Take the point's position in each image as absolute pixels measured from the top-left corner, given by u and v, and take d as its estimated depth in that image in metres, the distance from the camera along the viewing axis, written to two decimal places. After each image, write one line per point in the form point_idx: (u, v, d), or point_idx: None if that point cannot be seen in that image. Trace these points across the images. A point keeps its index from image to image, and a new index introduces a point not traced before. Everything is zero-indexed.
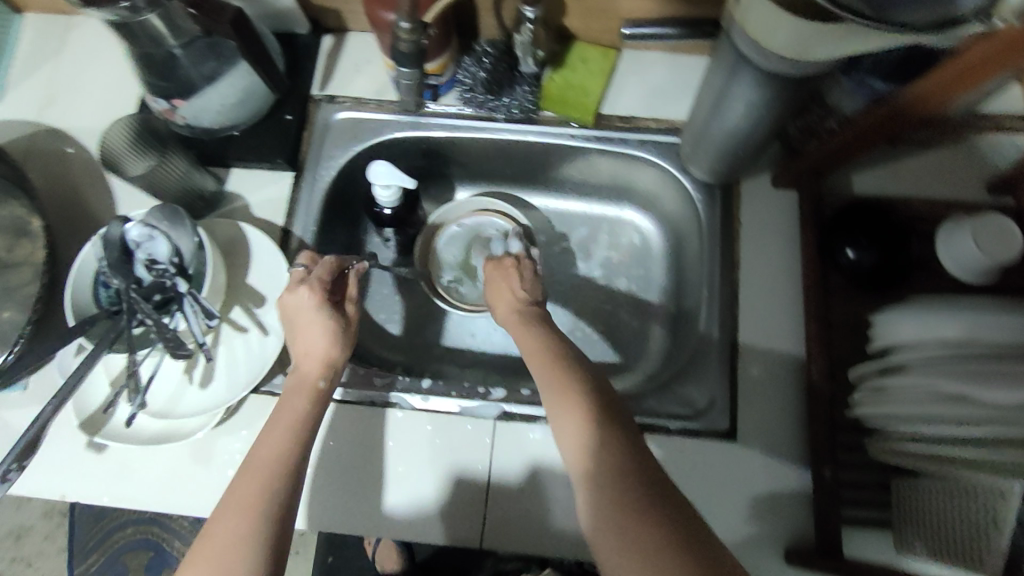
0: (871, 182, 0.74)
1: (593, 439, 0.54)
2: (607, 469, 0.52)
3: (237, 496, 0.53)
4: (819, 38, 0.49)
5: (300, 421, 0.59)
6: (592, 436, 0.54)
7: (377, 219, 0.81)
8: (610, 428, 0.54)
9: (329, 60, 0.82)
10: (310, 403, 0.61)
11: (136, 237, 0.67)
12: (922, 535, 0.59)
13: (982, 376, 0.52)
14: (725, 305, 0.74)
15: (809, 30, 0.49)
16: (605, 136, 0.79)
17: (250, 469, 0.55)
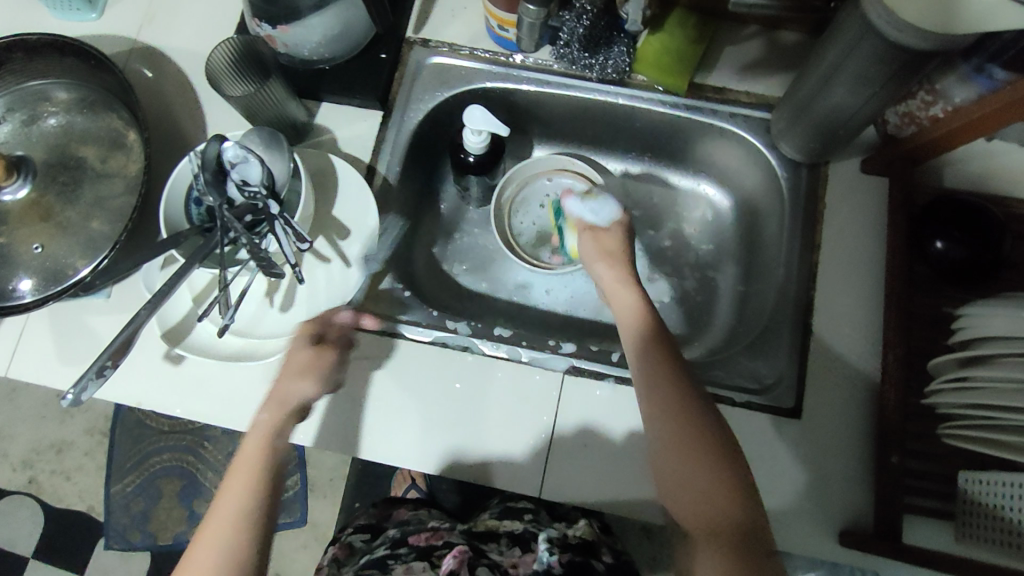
0: (963, 177, 0.73)
1: (679, 453, 0.57)
2: (691, 483, 0.56)
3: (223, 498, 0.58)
4: None
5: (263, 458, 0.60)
6: (677, 446, 0.57)
7: (459, 166, 0.80)
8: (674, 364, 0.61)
9: (427, 4, 0.82)
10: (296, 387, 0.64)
11: (232, 157, 0.67)
12: (988, 531, 0.59)
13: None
14: (802, 286, 0.73)
15: None
16: (695, 106, 0.78)
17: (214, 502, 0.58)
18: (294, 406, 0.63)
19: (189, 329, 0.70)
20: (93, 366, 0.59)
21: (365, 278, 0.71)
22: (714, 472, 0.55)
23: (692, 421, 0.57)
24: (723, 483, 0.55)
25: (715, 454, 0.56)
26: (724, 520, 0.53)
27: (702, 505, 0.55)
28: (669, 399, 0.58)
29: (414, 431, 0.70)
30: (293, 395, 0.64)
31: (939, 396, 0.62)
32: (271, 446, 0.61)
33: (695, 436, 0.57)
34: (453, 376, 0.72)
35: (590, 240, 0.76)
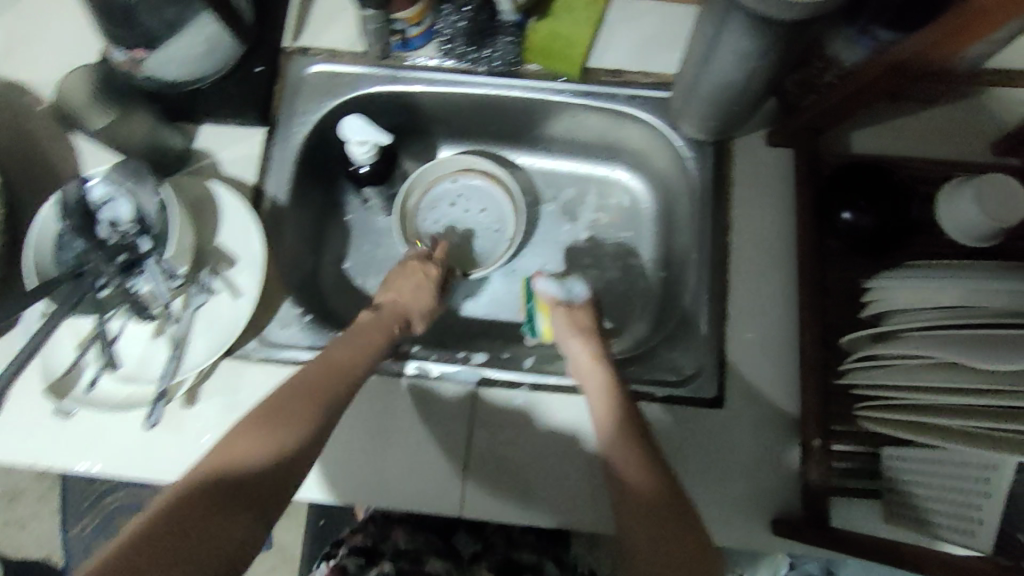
0: (867, 141, 0.71)
1: (623, 458, 0.54)
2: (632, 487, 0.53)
3: (241, 435, 0.49)
4: None
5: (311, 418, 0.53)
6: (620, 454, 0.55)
7: (354, 177, 0.77)
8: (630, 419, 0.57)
9: (302, 9, 0.78)
10: (357, 351, 0.60)
11: (99, 196, 0.65)
12: (919, 518, 0.56)
13: (973, 340, 0.49)
14: (716, 271, 0.71)
15: None
16: (593, 91, 0.75)
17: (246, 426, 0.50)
18: (338, 380, 0.57)
19: (76, 381, 0.67)
20: None
21: (256, 307, 0.68)
22: (654, 481, 0.52)
23: (631, 434, 0.56)
24: (660, 491, 0.52)
25: (645, 459, 0.54)
26: (662, 526, 0.50)
27: (642, 510, 0.51)
28: (615, 414, 0.57)
29: (327, 461, 0.67)
30: (347, 371, 0.58)
31: (852, 376, 0.60)
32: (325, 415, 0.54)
33: (635, 442, 0.55)
34: (363, 400, 0.69)
35: (564, 313, 0.69)
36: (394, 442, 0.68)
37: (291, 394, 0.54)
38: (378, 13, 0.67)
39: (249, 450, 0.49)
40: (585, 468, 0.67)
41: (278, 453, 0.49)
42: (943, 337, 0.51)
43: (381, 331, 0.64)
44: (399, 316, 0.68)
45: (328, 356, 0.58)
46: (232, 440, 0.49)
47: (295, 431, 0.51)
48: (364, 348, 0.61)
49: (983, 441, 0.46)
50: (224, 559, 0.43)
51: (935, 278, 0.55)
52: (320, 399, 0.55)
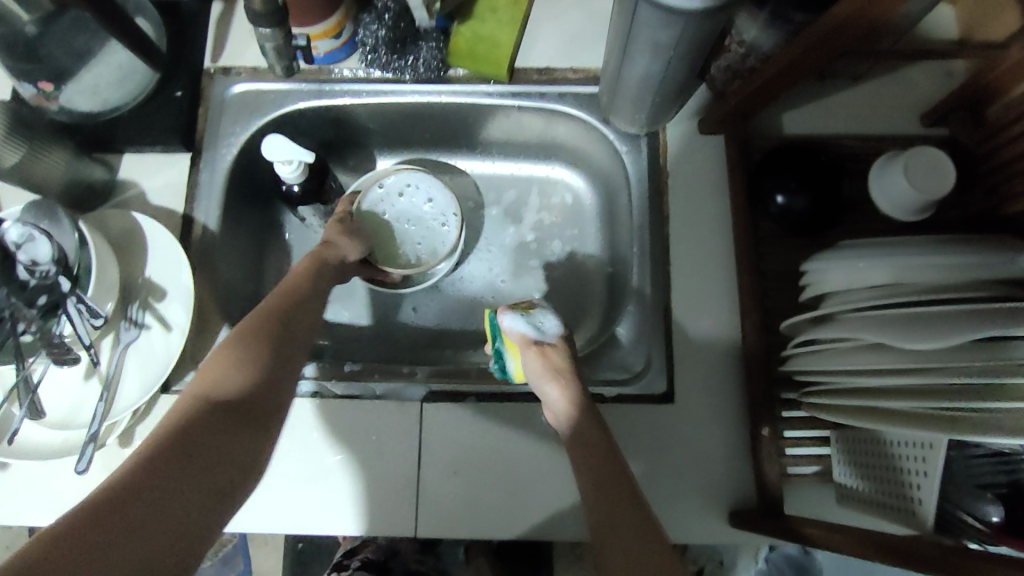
0: (799, 122, 0.71)
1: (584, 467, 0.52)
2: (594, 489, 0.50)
3: (234, 353, 0.50)
4: None
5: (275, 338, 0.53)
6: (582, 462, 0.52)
7: (287, 198, 0.75)
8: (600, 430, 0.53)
9: (219, 29, 0.76)
10: (312, 269, 0.60)
11: (16, 238, 0.62)
12: (865, 497, 0.57)
13: (905, 322, 0.48)
14: (656, 264, 0.70)
15: None
16: (522, 91, 0.74)
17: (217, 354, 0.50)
18: (308, 294, 0.57)
19: (6, 430, 0.64)
20: None
21: (189, 339, 0.66)
22: (616, 478, 0.50)
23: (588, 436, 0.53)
24: (622, 488, 0.49)
25: (606, 458, 0.51)
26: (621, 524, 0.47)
27: (605, 509, 0.49)
28: (575, 420, 0.55)
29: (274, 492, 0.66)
30: (308, 285, 0.58)
31: (793, 361, 0.60)
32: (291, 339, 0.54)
33: (597, 443, 0.52)
34: (308, 425, 0.67)
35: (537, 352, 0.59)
36: (341, 467, 0.66)
37: (262, 311, 0.54)
38: (275, 32, 0.65)
39: (238, 371, 0.49)
40: (538, 475, 0.66)
41: (265, 372, 0.50)
42: (875, 317, 0.51)
43: (323, 259, 0.63)
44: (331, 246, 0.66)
45: (288, 275, 0.59)
46: (222, 359, 0.50)
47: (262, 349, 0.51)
48: (316, 266, 0.61)
49: (922, 422, 0.46)
50: (230, 477, 0.44)
51: (866, 259, 0.54)
52: (289, 309, 0.55)
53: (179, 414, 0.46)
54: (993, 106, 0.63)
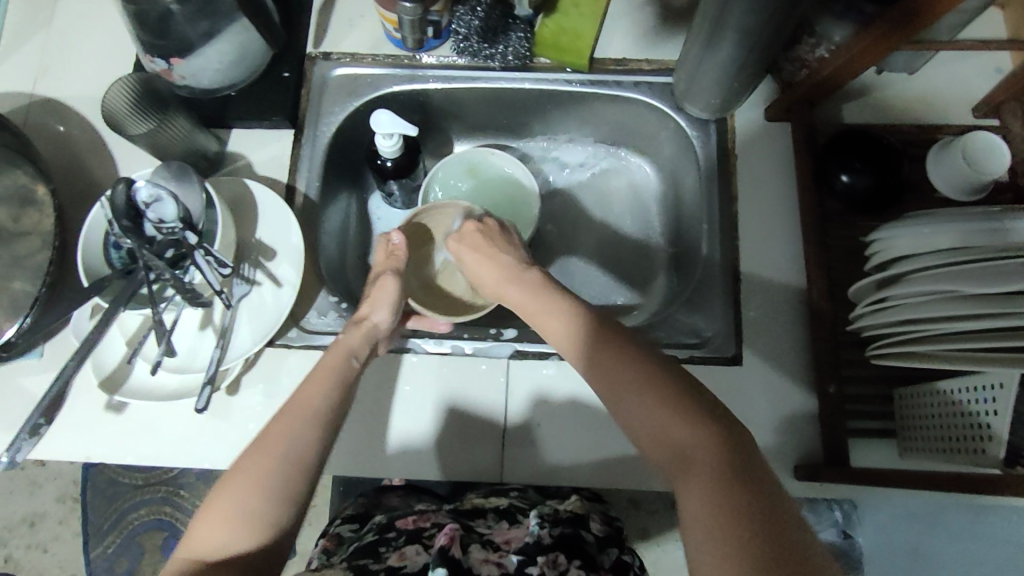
0: (856, 112, 0.77)
1: (676, 428, 0.50)
2: (685, 460, 0.49)
3: (230, 505, 0.53)
4: None
5: (268, 475, 0.54)
6: (664, 424, 0.50)
7: (379, 172, 0.81)
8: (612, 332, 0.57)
9: (322, 17, 0.82)
10: (325, 391, 0.60)
11: (146, 198, 0.67)
12: (923, 437, 0.62)
13: (984, 273, 0.53)
14: (726, 238, 0.75)
15: None
16: (600, 80, 0.80)
17: (216, 497, 0.53)
18: (314, 426, 0.57)
19: (127, 374, 0.70)
20: (26, 425, 0.58)
21: (298, 295, 0.71)
22: (710, 438, 0.49)
23: (672, 391, 0.51)
24: (720, 452, 0.48)
25: (699, 420, 0.50)
26: (724, 491, 0.46)
27: (699, 476, 0.47)
28: (650, 373, 0.53)
29: (370, 439, 0.71)
30: (317, 413, 0.58)
31: (862, 320, 0.65)
32: (291, 457, 0.55)
33: (683, 404, 0.51)
34: (403, 379, 0.73)
35: (480, 242, 0.70)
36: (430, 419, 0.72)
37: (262, 451, 0.55)
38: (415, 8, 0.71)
39: (231, 531, 0.52)
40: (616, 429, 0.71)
41: (255, 529, 0.52)
42: (947, 272, 0.56)
43: (341, 376, 0.61)
44: (348, 353, 0.64)
45: (298, 399, 0.58)
46: (217, 514, 0.52)
47: (254, 497, 0.53)
48: (333, 389, 0.60)
49: (993, 362, 0.51)
50: None
51: (931, 224, 0.60)
52: (284, 453, 0.55)
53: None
54: None
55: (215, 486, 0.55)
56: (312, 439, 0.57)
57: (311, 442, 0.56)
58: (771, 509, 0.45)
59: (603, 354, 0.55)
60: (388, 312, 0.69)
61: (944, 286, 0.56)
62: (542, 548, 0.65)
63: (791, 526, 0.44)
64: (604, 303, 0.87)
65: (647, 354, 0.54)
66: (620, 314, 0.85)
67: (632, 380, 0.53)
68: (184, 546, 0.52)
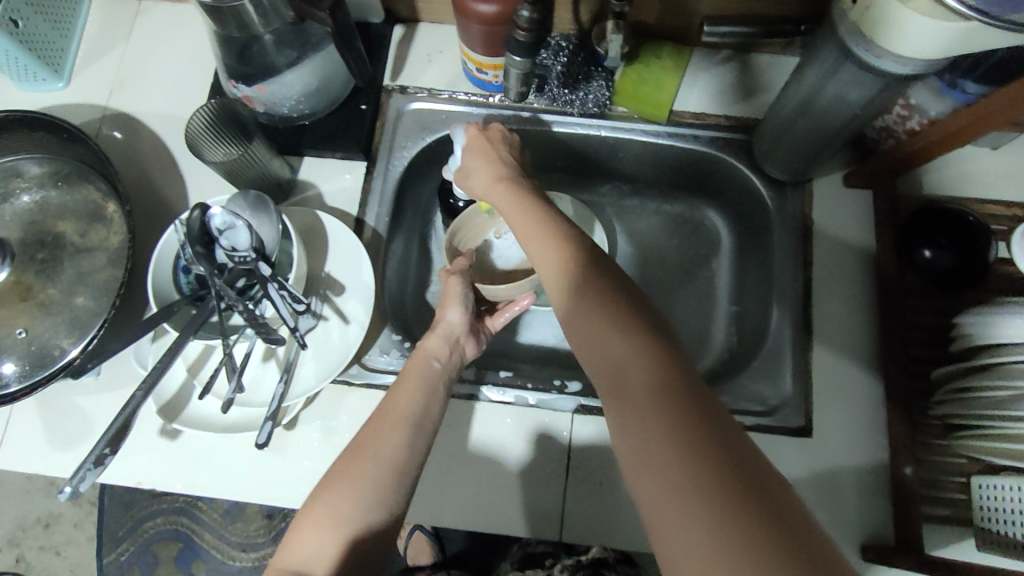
0: (938, 185, 0.76)
1: (611, 340, 0.50)
2: (619, 373, 0.48)
3: (329, 507, 0.53)
4: (925, 38, 0.49)
5: (365, 478, 0.55)
6: (612, 350, 0.49)
7: (449, 211, 0.81)
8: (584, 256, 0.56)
9: (401, 50, 0.82)
10: (413, 395, 0.61)
11: (220, 224, 0.66)
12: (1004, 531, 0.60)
13: None
14: (798, 303, 0.74)
15: (915, 26, 0.48)
16: (676, 133, 0.80)
17: (314, 505, 0.54)
18: (405, 429, 0.58)
19: (187, 402, 0.68)
20: (91, 455, 0.57)
21: (366, 333, 0.70)
22: (647, 351, 0.48)
23: (612, 305, 0.51)
24: (652, 363, 0.47)
25: (635, 335, 0.49)
26: (649, 396, 0.44)
27: (631, 390, 0.46)
28: (596, 296, 0.52)
29: (426, 483, 0.70)
30: (409, 420, 0.59)
31: (946, 407, 0.64)
32: (396, 455, 0.57)
33: (619, 317, 0.50)
34: (463, 425, 0.71)
35: (482, 150, 0.69)
36: (489, 469, 0.70)
37: (355, 456, 0.56)
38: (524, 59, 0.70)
39: (324, 535, 0.52)
40: None
41: (353, 532, 0.53)
42: None
43: (425, 381, 0.63)
44: (428, 357, 0.65)
45: (390, 407, 0.60)
46: (314, 518, 0.53)
47: (353, 499, 0.54)
48: (419, 392, 0.61)
49: None
50: None
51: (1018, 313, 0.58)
52: (378, 456, 0.56)
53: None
54: None
55: (311, 494, 0.55)
56: (404, 443, 0.58)
57: (402, 443, 0.58)
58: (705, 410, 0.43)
59: (552, 276, 0.57)
60: (460, 308, 0.69)
61: None
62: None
63: (729, 433, 0.42)
64: None
65: (596, 271, 0.55)
66: None
67: (579, 303, 0.53)
68: (281, 556, 0.53)
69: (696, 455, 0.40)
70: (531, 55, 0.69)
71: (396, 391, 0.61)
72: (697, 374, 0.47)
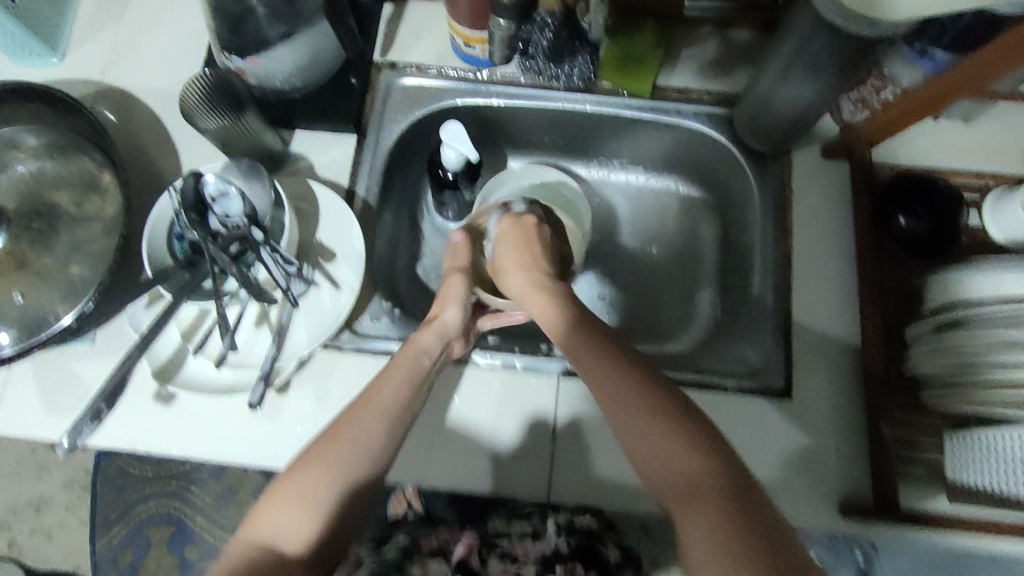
0: (912, 157, 0.79)
1: (642, 427, 0.59)
2: (690, 483, 0.54)
3: (300, 486, 0.56)
4: None
5: (338, 462, 0.57)
6: (647, 432, 0.58)
7: (438, 183, 0.82)
8: (611, 353, 0.64)
9: (390, 27, 0.84)
10: (397, 385, 0.62)
11: (213, 192, 0.67)
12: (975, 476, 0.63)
13: None
14: (778, 270, 0.76)
15: None
16: (660, 107, 0.82)
17: (286, 479, 0.56)
18: (382, 421, 0.60)
19: (181, 366, 0.69)
20: (87, 412, 0.63)
21: (356, 298, 0.71)
22: (715, 467, 0.55)
23: (674, 418, 0.58)
24: (721, 478, 0.54)
25: (697, 448, 0.56)
26: (723, 509, 0.52)
27: (687, 488, 0.54)
28: (630, 383, 0.61)
29: (416, 446, 0.71)
30: (390, 407, 0.61)
31: (920, 361, 0.65)
32: (375, 442, 0.59)
33: (685, 436, 0.57)
34: (451, 390, 0.73)
35: (518, 234, 0.78)
36: (476, 431, 0.72)
37: (333, 440, 0.58)
38: (510, 23, 0.73)
39: (295, 514, 0.54)
40: None
41: (323, 512, 0.55)
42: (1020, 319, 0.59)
43: (412, 374, 0.64)
44: (420, 351, 0.66)
45: (372, 394, 0.61)
46: (286, 495, 0.55)
47: (325, 482, 0.56)
48: (405, 383, 0.62)
49: None
50: None
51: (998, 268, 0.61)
52: (355, 441, 0.58)
53: (243, 560, 0.53)
54: None
55: (285, 470, 0.57)
56: (382, 431, 0.59)
57: (382, 433, 0.59)
58: (744, 492, 0.53)
59: (606, 385, 0.62)
60: (458, 309, 0.72)
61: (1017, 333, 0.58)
62: (559, 559, 0.64)
63: (760, 508, 0.52)
64: (647, 327, 0.87)
65: (660, 390, 0.60)
66: (664, 340, 0.86)
67: (637, 401, 0.59)
68: (250, 527, 0.55)
69: (770, 558, 0.48)
70: (518, 20, 0.73)
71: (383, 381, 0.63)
72: (751, 475, 0.55)
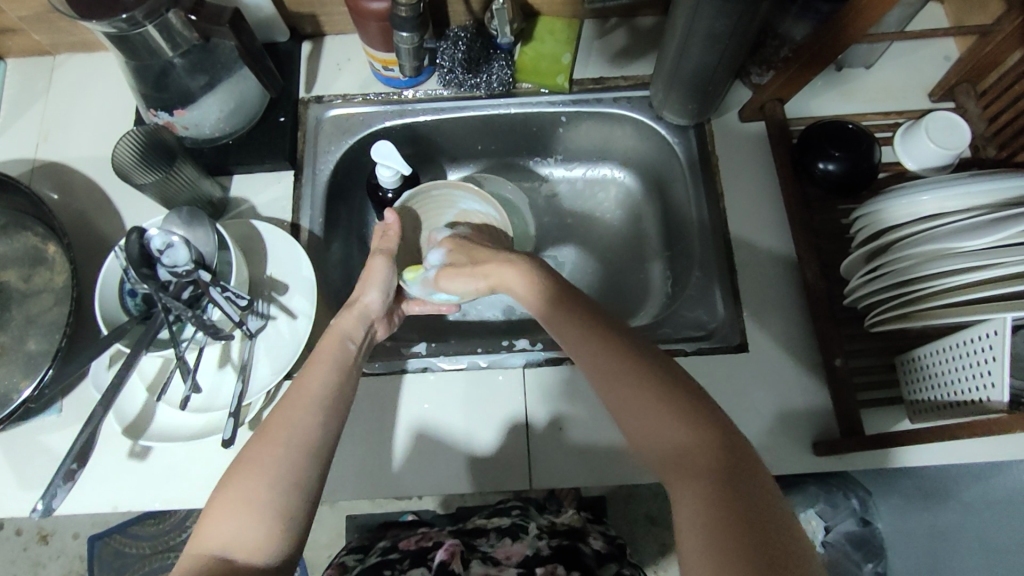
0: (822, 108, 0.83)
1: (611, 374, 0.52)
2: (679, 452, 0.48)
3: (242, 496, 0.51)
4: None
5: (277, 469, 0.53)
6: (620, 389, 0.52)
7: (379, 203, 0.84)
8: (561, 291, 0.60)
9: (312, 64, 0.87)
10: (326, 374, 0.60)
11: (159, 246, 0.66)
12: (923, 396, 0.65)
13: (970, 229, 0.60)
14: (716, 232, 0.79)
15: None
16: (582, 99, 0.85)
17: (229, 480, 0.53)
18: (316, 414, 0.57)
19: (151, 417, 0.70)
20: (59, 472, 0.62)
21: (313, 323, 0.73)
22: (694, 422, 0.49)
23: (645, 374, 0.51)
24: (713, 441, 0.48)
25: (680, 410, 0.49)
26: (706, 477, 0.46)
27: (675, 456, 0.48)
28: (576, 325, 0.56)
29: (397, 457, 0.72)
30: (318, 397, 0.58)
31: (858, 288, 0.68)
32: (325, 429, 0.56)
33: (661, 399, 0.50)
34: (421, 397, 0.74)
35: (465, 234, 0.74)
36: (451, 434, 0.73)
37: (266, 440, 0.54)
38: (413, 35, 0.73)
39: (238, 516, 0.51)
40: None
41: (275, 519, 0.51)
42: (942, 235, 0.61)
43: (338, 359, 0.62)
44: (342, 339, 0.64)
45: (301, 389, 0.58)
46: (228, 503, 0.51)
47: (269, 488, 0.52)
48: (333, 370, 0.61)
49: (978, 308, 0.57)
50: None
51: (931, 189, 0.63)
52: (289, 434, 0.55)
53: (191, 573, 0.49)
54: (989, 77, 0.76)
55: (221, 482, 0.53)
56: (314, 425, 0.56)
57: (316, 428, 0.56)
58: (732, 443, 0.48)
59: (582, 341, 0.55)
60: (380, 293, 0.70)
61: (939, 244, 0.60)
62: (540, 560, 0.64)
63: (744, 463, 0.47)
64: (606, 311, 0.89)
65: (635, 351, 0.53)
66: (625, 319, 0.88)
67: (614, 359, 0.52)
68: (195, 542, 0.51)
69: (748, 512, 0.44)
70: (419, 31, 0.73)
71: (313, 372, 0.60)
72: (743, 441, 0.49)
